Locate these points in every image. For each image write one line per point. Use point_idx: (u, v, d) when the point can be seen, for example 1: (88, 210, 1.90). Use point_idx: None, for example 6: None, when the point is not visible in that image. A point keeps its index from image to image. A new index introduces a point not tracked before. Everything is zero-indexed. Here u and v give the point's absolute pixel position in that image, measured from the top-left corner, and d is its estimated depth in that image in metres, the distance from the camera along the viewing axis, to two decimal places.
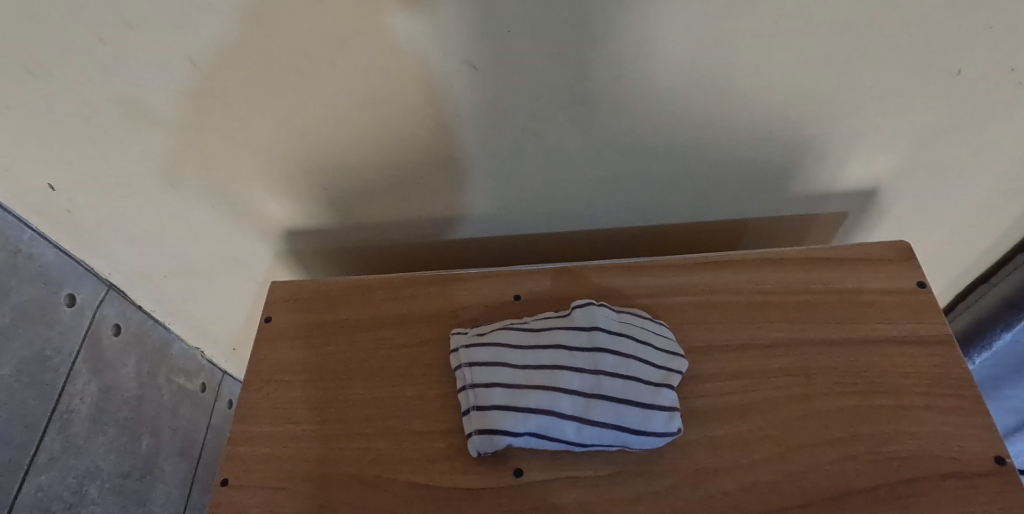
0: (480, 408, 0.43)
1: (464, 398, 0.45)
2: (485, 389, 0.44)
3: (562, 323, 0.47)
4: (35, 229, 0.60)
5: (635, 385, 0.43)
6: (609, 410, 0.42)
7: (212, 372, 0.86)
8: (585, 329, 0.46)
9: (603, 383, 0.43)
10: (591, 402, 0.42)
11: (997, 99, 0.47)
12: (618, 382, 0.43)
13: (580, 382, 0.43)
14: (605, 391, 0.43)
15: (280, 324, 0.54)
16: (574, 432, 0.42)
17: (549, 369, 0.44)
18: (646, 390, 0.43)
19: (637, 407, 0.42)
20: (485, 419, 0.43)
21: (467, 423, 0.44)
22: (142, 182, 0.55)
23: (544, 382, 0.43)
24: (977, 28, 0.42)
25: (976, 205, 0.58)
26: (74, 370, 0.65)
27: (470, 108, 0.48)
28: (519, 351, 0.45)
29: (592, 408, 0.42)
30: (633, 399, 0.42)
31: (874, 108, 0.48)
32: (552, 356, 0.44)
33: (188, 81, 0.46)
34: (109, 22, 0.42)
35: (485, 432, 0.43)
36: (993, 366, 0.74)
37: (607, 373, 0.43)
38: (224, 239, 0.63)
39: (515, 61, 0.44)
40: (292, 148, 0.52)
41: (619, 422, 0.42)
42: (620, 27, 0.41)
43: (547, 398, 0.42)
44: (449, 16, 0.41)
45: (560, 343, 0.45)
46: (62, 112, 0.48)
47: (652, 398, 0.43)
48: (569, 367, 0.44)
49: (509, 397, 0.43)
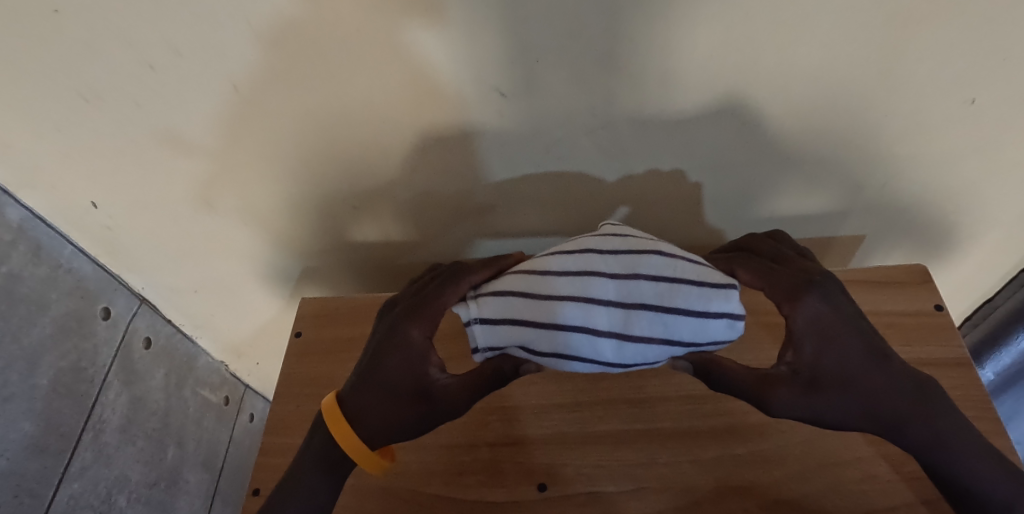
0: (486, 321, 0.41)
1: (461, 307, 0.43)
2: (515, 301, 0.41)
3: (591, 234, 0.44)
4: (76, 244, 0.62)
5: (686, 291, 0.39)
6: (653, 322, 0.39)
7: (235, 385, 0.87)
8: (619, 237, 0.43)
9: (642, 291, 0.39)
10: (631, 314, 0.39)
11: (1012, 128, 0.47)
12: (660, 290, 0.39)
13: (615, 291, 0.39)
14: (645, 299, 0.39)
15: (308, 339, 0.55)
16: (615, 348, 0.39)
17: (581, 277, 0.40)
18: (699, 297, 0.39)
19: (688, 316, 0.39)
20: (494, 336, 0.41)
21: (470, 335, 0.43)
22: (180, 199, 0.57)
23: (577, 294, 0.39)
24: (992, 60, 0.42)
25: (993, 228, 0.58)
26: (107, 381, 0.67)
27: (500, 132, 0.49)
28: (545, 258, 0.42)
29: (631, 323, 0.39)
30: (683, 306, 0.39)
31: (891, 135, 0.49)
32: (582, 265, 0.41)
33: (227, 104, 0.48)
34: (162, 51, 0.44)
35: (495, 349, 0.42)
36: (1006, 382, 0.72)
37: (650, 279, 0.40)
38: (253, 255, 0.65)
39: (543, 88, 0.45)
40: (324, 168, 0.53)
41: (666, 336, 0.39)
42: (644, 56, 0.43)
43: (581, 311, 0.39)
44: (484, 46, 0.42)
45: (589, 251, 0.41)
46: (107, 134, 0.50)
47: (708, 306, 0.39)
48: (604, 273, 0.40)
49: (538, 310, 0.40)
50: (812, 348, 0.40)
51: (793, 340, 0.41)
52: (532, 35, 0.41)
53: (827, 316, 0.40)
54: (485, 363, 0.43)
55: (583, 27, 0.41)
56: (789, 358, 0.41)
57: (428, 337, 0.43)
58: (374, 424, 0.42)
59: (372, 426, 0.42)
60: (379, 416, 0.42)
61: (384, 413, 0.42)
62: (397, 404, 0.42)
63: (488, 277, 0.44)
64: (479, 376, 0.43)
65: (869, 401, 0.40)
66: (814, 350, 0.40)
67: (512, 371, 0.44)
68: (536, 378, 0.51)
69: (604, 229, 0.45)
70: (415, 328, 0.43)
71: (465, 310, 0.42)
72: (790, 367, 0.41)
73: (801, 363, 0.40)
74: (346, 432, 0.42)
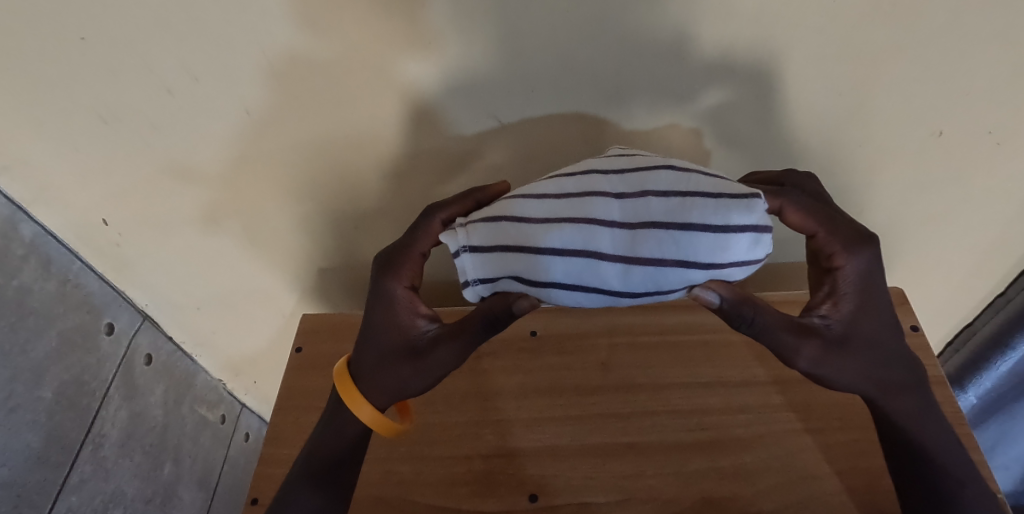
0: (477, 250, 0.40)
1: (450, 238, 0.42)
2: (511, 228, 0.39)
3: (597, 159, 0.43)
4: (84, 261, 0.63)
5: (701, 205, 0.38)
6: (661, 241, 0.37)
7: (233, 404, 0.88)
8: (626, 160, 0.42)
9: (651, 207, 0.38)
10: (638, 235, 0.37)
11: (978, 158, 0.50)
12: (670, 206, 0.38)
13: (620, 211, 0.38)
14: (653, 217, 0.38)
15: (311, 353, 0.58)
16: (621, 272, 0.38)
17: (580, 199, 0.39)
18: (716, 210, 0.37)
19: (702, 231, 0.37)
20: (485, 265, 0.40)
21: (460, 267, 0.41)
22: (188, 218, 0.59)
23: (576, 216, 0.38)
24: (956, 95, 0.46)
25: (966, 253, 0.61)
26: (108, 395, 0.69)
27: (499, 156, 0.52)
28: (543, 184, 0.41)
29: (640, 242, 0.37)
30: (698, 221, 0.37)
31: (865, 164, 0.52)
32: (584, 188, 0.40)
33: (240, 127, 0.50)
34: (179, 76, 0.46)
35: (486, 281, 0.41)
36: (985, 403, 0.75)
37: (660, 196, 0.38)
38: (256, 273, 0.66)
39: (538, 116, 0.48)
40: (329, 189, 0.56)
41: (682, 256, 0.37)
42: (633, 86, 0.46)
43: (585, 232, 0.38)
44: (481, 80, 0.45)
45: (592, 174, 0.40)
46: (120, 155, 0.52)
47: (726, 218, 0.37)
48: (609, 193, 0.39)
49: (534, 234, 0.39)
50: (852, 306, 0.44)
51: (836, 293, 0.44)
52: (528, 69, 0.44)
53: (881, 281, 0.44)
54: (474, 309, 0.43)
55: (576, 60, 0.44)
56: (825, 312, 0.44)
57: (405, 288, 0.47)
58: (371, 378, 0.46)
59: (370, 381, 0.46)
60: (377, 365, 0.46)
61: (379, 366, 0.46)
62: (389, 352, 0.46)
63: (453, 214, 0.46)
64: (464, 326, 0.44)
65: (882, 362, 0.44)
66: (852, 308, 0.44)
67: (507, 317, 0.42)
68: (530, 392, 0.53)
69: (609, 154, 0.44)
70: (392, 281, 0.47)
71: (454, 240, 0.41)
72: (824, 319, 0.44)
73: (837, 319, 0.44)
74: (349, 389, 0.46)
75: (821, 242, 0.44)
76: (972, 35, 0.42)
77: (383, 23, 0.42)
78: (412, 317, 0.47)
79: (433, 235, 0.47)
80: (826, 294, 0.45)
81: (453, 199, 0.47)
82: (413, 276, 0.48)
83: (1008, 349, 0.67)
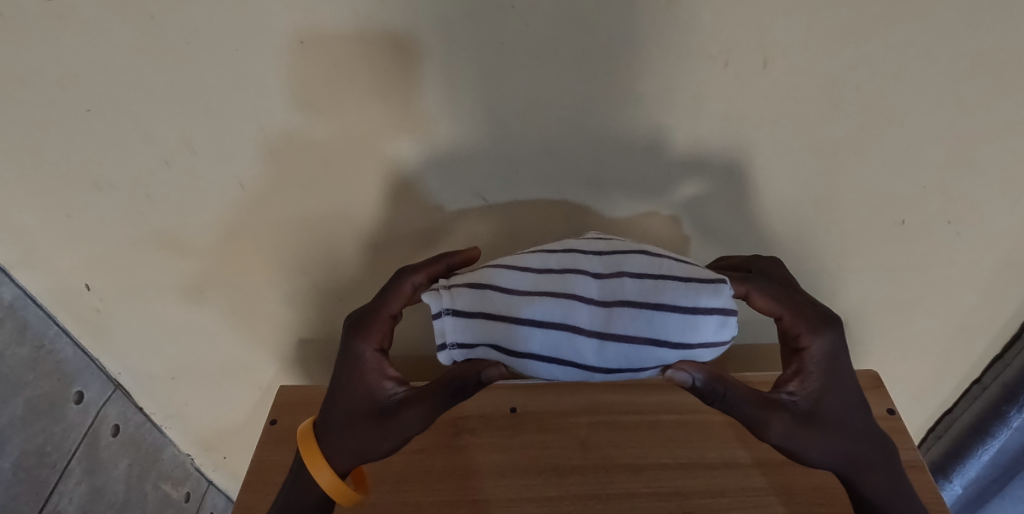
0: (459, 313, 0.40)
1: (433, 298, 0.42)
2: (494, 298, 0.40)
3: (577, 239, 0.45)
4: (61, 325, 0.62)
5: (673, 287, 0.39)
6: (635, 321, 0.38)
7: (199, 481, 0.85)
8: (604, 241, 0.44)
9: (626, 287, 0.39)
10: (613, 313, 0.39)
11: (940, 248, 0.53)
12: (644, 288, 0.39)
13: (598, 289, 0.39)
14: (629, 297, 0.39)
15: (285, 426, 0.56)
16: (595, 348, 0.39)
17: (562, 275, 0.40)
18: (687, 293, 0.39)
19: (674, 313, 0.38)
20: (466, 330, 0.40)
21: (439, 329, 0.41)
22: (171, 286, 0.59)
23: (556, 290, 0.39)
24: (914, 188, 0.49)
25: (938, 339, 0.62)
26: (69, 468, 0.66)
27: (483, 233, 0.54)
28: (526, 256, 0.43)
29: (614, 320, 0.38)
30: (671, 302, 0.38)
31: (834, 250, 0.54)
32: (566, 265, 0.41)
33: (232, 198, 0.51)
34: (179, 149, 0.47)
35: (464, 346, 0.41)
36: (968, 493, 0.75)
37: (634, 277, 0.40)
38: (236, 344, 0.66)
39: (522, 195, 0.50)
40: (315, 261, 0.57)
41: (653, 336, 0.38)
42: (612, 171, 0.48)
43: (562, 306, 0.39)
44: (469, 161, 0.48)
45: (574, 252, 0.42)
46: (112, 221, 0.53)
47: (696, 301, 0.39)
48: (587, 272, 0.40)
49: (516, 304, 0.40)
50: (819, 384, 0.45)
51: (804, 371, 0.45)
52: (513, 152, 0.47)
53: (846, 360, 0.45)
54: (445, 372, 0.43)
55: (559, 145, 0.46)
56: (792, 388, 0.45)
57: (374, 350, 0.47)
58: (336, 444, 0.45)
59: (336, 445, 0.45)
60: (342, 429, 0.45)
61: (344, 431, 0.45)
62: (357, 416, 0.45)
63: (427, 277, 0.47)
64: (434, 389, 0.43)
65: (850, 439, 0.45)
66: (819, 386, 0.45)
67: (477, 385, 0.42)
68: (508, 471, 0.52)
69: (589, 236, 0.46)
70: (362, 342, 0.47)
71: (437, 301, 0.41)
72: (792, 396, 0.45)
73: (805, 396, 0.45)
74: (315, 453, 0.45)
75: (787, 323, 0.46)
76: (924, 136, 0.45)
77: (378, 107, 0.44)
78: (380, 380, 0.46)
79: (405, 297, 0.47)
80: (794, 371, 0.46)
81: (426, 262, 0.48)
82: (382, 338, 0.48)
83: (988, 438, 0.67)
